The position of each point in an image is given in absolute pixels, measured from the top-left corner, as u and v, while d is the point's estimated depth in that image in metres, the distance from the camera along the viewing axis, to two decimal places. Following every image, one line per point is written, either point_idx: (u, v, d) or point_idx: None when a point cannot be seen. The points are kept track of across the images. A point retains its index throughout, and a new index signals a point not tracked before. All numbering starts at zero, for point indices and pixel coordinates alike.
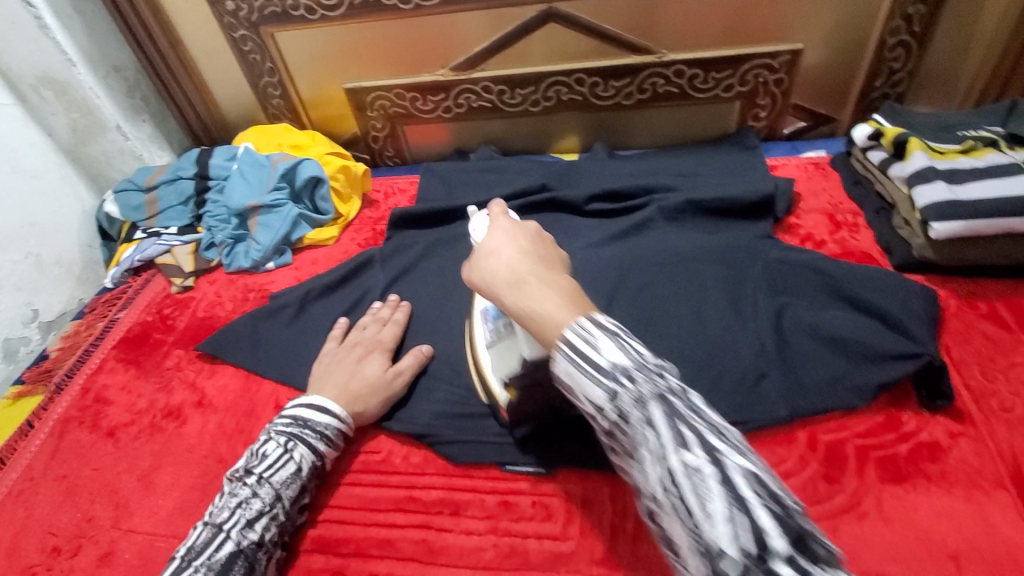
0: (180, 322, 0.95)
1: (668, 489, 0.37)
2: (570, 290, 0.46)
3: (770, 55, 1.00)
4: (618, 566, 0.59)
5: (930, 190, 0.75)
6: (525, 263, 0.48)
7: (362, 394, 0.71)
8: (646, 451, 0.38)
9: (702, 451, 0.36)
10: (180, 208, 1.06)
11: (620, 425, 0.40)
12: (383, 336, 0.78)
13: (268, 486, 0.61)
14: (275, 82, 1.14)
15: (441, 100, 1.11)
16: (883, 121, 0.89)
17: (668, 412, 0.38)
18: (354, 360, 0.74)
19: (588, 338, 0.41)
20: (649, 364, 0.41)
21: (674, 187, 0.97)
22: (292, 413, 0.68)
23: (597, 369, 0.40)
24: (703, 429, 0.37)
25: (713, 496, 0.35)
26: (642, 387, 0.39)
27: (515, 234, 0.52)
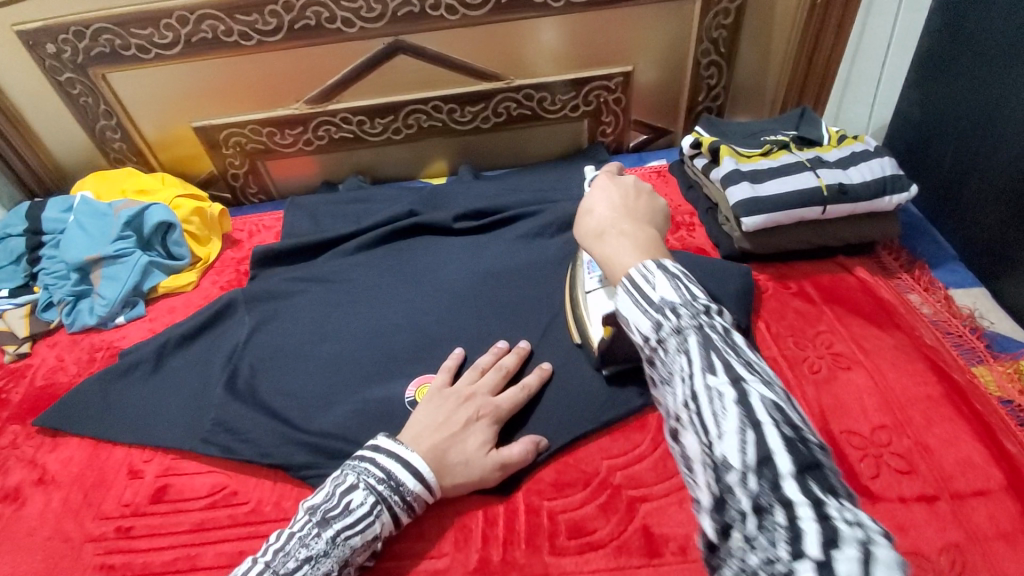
0: (16, 394, 0.85)
1: (689, 408, 0.38)
2: (645, 241, 0.49)
3: (606, 77, 1.10)
4: (491, 573, 0.62)
5: (737, 190, 0.87)
6: (612, 219, 0.53)
7: (453, 469, 0.63)
8: (676, 373, 0.39)
9: (725, 375, 0.37)
10: (12, 268, 0.96)
11: (658, 350, 0.41)
12: (499, 399, 0.68)
13: (341, 548, 0.56)
14: (113, 124, 1.07)
15: (300, 134, 1.10)
16: (702, 131, 1.02)
17: (701, 340, 0.39)
18: (462, 426, 0.64)
19: (648, 276, 0.44)
20: (697, 299, 0.42)
21: (534, 202, 1.03)
22: (385, 466, 0.60)
23: (647, 302, 0.42)
24: (734, 360, 0.38)
25: (729, 414, 0.36)
26: (682, 318, 0.41)
27: (608, 192, 0.56)
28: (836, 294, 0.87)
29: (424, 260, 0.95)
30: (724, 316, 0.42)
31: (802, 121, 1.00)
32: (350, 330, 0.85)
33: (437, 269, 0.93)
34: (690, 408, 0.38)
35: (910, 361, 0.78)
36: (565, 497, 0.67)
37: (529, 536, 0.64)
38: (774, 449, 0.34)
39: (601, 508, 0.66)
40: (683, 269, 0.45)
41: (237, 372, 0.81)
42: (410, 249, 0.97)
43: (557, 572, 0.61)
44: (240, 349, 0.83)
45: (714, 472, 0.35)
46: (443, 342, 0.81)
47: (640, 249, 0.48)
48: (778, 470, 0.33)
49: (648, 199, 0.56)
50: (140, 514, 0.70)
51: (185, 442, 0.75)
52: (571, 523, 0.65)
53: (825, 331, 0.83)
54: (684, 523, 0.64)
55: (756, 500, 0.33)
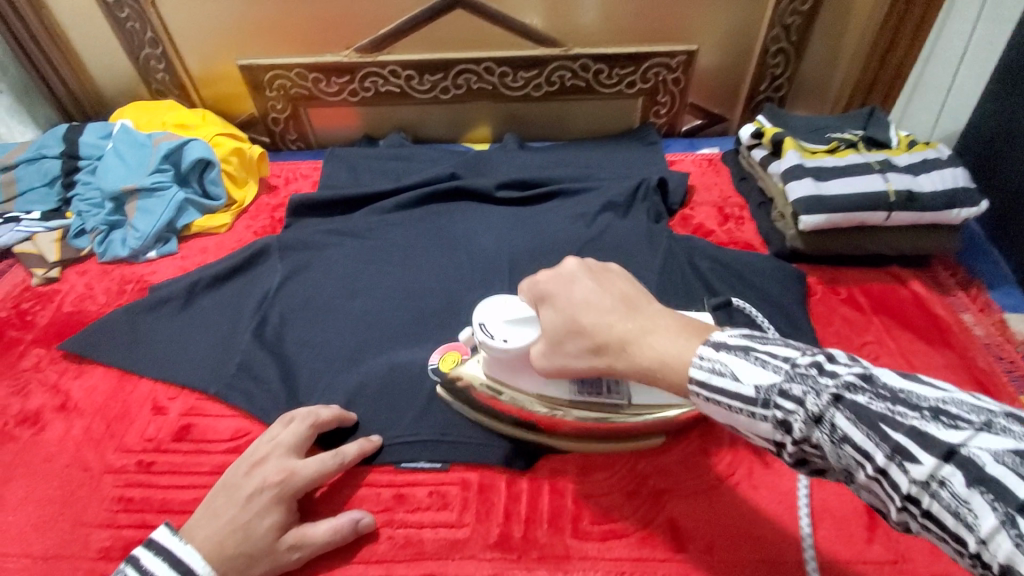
0: (42, 318, 0.85)
1: (910, 510, 0.34)
2: (675, 325, 0.49)
3: (669, 55, 1.04)
4: (512, 549, 0.60)
5: (799, 186, 0.84)
6: (608, 318, 0.50)
7: (240, 559, 0.53)
8: (862, 469, 0.36)
9: (928, 455, 0.33)
10: (43, 190, 0.96)
11: (808, 446, 0.39)
12: (297, 466, 0.59)
13: None
14: (158, 54, 1.04)
15: (346, 83, 1.06)
16: (765, 121, 0.98)
17: (854, 416, 0.36)
18: (248, 504, 0.55)
19: (718, 369, 0.43)
20: (791, 368, 0.41)
21: (579, 179, 1.00)
22: (146, 572, 0.52)
23: (747, 402, 0.41)
24: (916, 422, 0.34)
25: (976, 507, 0.31)
26: (810, 403, 0.38)
27: (574, 290, 0.54)
28: (887, 306, 0.84)
29: (462, 225, 0.92)
30: (843, 362, 0.40)
31: (870, 120, 0.95)
32: (383, 290, 0.83)
33: (475, 237, 0.90)
34: (915, 506, 0.34)
35: (958, 381, 0.75)
36: (591, 481, 0.65)
37: (552, 515, 0.62)
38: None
39: (628, 496, 0.64)
40: (744, 335, 0.45)
41: (267, 320, 0.79)
42: (448, 213, 0.94)
43: (578, 556, 0.60)
44: (271, 297, 0.82)
45: None
46: (477, 312, 0.79)
47: (672, 334, 0.48)
48: None
49: (613, 274, 0.55)
50: (162, 450, 0.70)
51: (211, 383, 0.74)
52: (595, 508, 0.63)
53: (872, 341, 0.80)
54: (715, 520, 0.61)
55: None
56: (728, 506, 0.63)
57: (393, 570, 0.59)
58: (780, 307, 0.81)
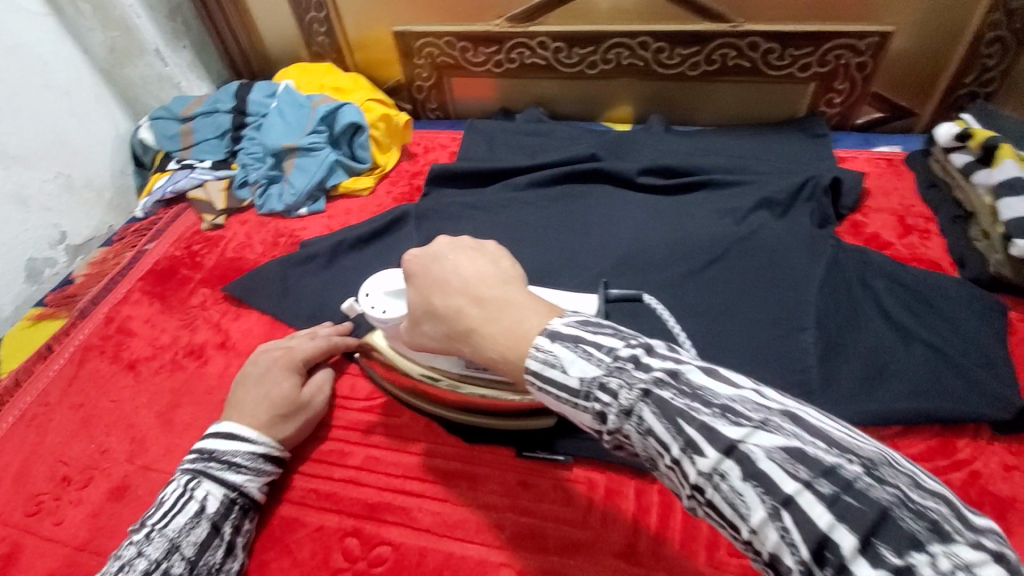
0: (208, 260, 0.93)
1: (696, 498, 0.35)
2: (521, 307, 0.46)
3: (856, 35, 0.91)
4: (640, 564, 0.56)
5: (1019, 204, 0.70)
6: (459, 301, 0.49)
7: (272, 424, 0.63)
8: (662, 458, 0.36)
9: (713, 450, 0.33)
10: (215, 142, 1.05)
11: (620, 436, 0.39)
12: (293, 345, 0.69)
13: (159, 538, 0.53)
14: (321, 18, 1.09)
15: (492, 54, 1.04)
16: (972, 121, 0.83)
17: (658, 410, 0.36)
18: (262, 380, 0.65)
19: (549, 360, 0.41)
20: (611, 361, 0.39)
21: (732, 171, 0.91)
22: (197, 447, 0.60)
23: (569, 394, 0.40)
24: (706, 417, 0.34)
25: (747, 500, 0.32)
26: (622, 396, 0.38)
27: (432, 266, 0.53)
28: None
29: (600, 212, 0.88)
30: (659, 355, 0.39)
31: None
32: None
33: (615, 224, 0.86)
34: (701, 495, 0.34)
35: None
36: None
37: (683, 535, 0.58)
38: (808, 508, 0.30)
39: None
40: (578, 323, 0.42)
41: None
42: (585, 198, 0.90)
43: None
44: None
45: (771, 566, 0.32)
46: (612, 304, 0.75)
47: (519, 321, 0.44)
48: (840, 549, 0.28)
49: (479, 249, 0.53)
50: None
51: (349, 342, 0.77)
52: None
53: None
54: None
55: None
56: None
57: (514, 560, 0.58)
58: (973, 343, 0.69)
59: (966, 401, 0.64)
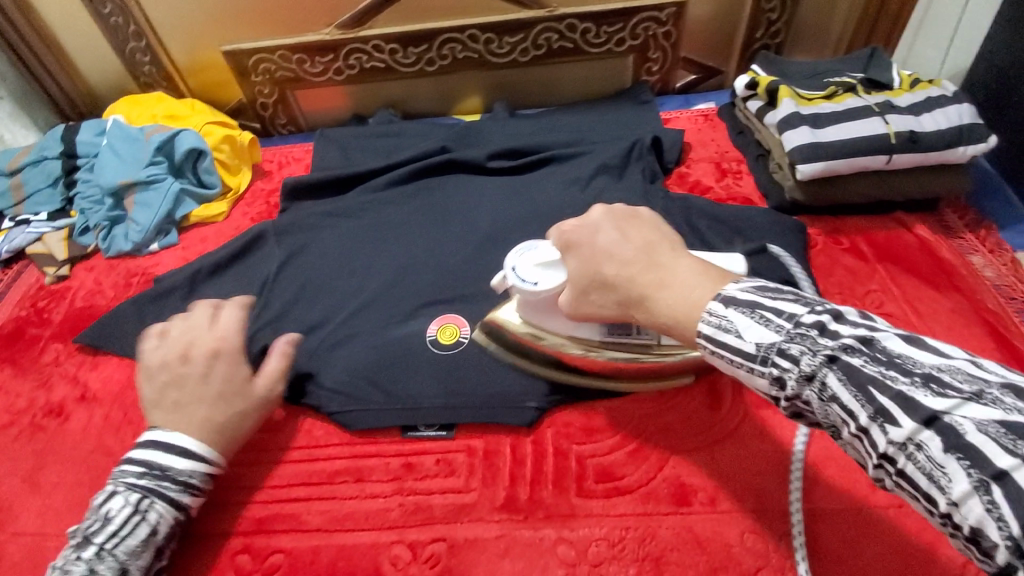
0: (57, 314, 0.87)
1: (888, 467, 0.36)
2: (694, 270, 0.49)
3: (657, 7, 1.01)
4: (519, 510, 0.62)
5: (796, 135, 0.81)
6: (626, 272, 0.52)
7: (233, 426, 0.61)
8: (847, 426, 0.38)
9: (910, 419, 0.34)
10: (48, 191, 0.97)
11: (800, 403, 0.41)
12: (224, 332, 0.66)
13: (109, 561, 0.52)
14: (142, 47, 1.04)
15: (330, 62, 1.05)
16: (759, 70, 0.94)
17: (846, 377, 0.37)
18: (217, 378, 0.62)
19: (723, 324, 0.43)
20: (793, 328, 0.40)
21: (572, 143, 0.98)
22: (144, 459, 0.57)
23: (746, 358, 0.42)
24: (902, 386, 0.35)
25: (951, 472, 0.32)
26: (804, 362, 0.39)
27: (597, 235, 0.56)
28: (891, 253, 0.82)
29: (456, 199, 0.92)
30: (848, 321, 0.40)
31: (871, 62, 0.91)
32: (380, 268, 0.83)
33: (471, 208, 0.90)
34: (892, 464, 0.35)
35: (967, 325, 0.74)
36: (595, 442, 0.66)
37: (555, 477, 0.64)
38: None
39: (631, 456, 0.65)
40: (755, 288, 0.44)
41: (269, 304, 0.80)
42: (440, 189, 0.93)
43: (584, 513, 0.61)
44: (271, 282, 0.83)
45: (972, 542, 0.32)
46: (472, 283, 0.79)
47: (688, 289, 0.47)
48: None
49: (639, 219, 0.56)
50: None
51: None
52: (599, 467, 0.64)
53: (876, 290, 0.78)
54: (716, 474, 0.62)
55: None
56: (729, 458, 0.63)
57: (406, 535, 0.61)
58: (781, 259, 0.80)
59: None
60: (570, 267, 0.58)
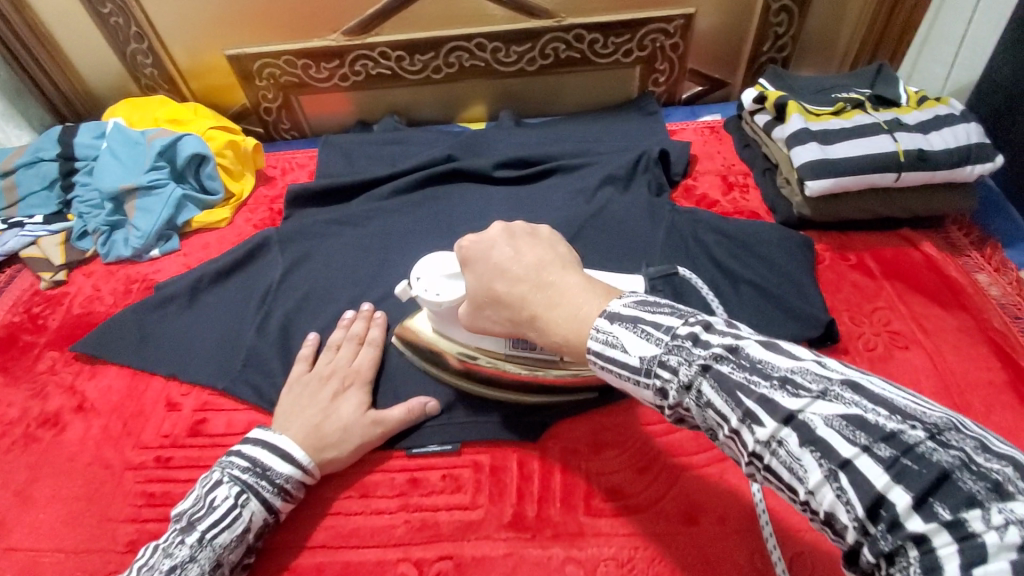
0: (53, 321, 0.86)
1: (755, 464, 0.37)
2: (578, 292, 0.48)
3: (665, 19, 1.01)
4: (526, 528, 0.61)
5: (804, 151, 0.82)
6: (519, 290, 0.51)
7: (333, 440, 0.63)
8: (722, 428, 0.38)
9: (772, 420, 0.35)
10: (44, 194, 0.96)
11: (680, 409, 0.41)
12: (358, 363, 0.68)
13: (208, 550, 0.54)
14: (144, 49, 1.03)
15: (336, 68, 1.05)
16: (768, 85, 0.94)
17: (716, 384, 0.37)
18: (328, 398, 0.65)
19: (609, 339, 0.43)
20: (670, 339, 0.41)
21: (579, 154, 0.98)
22: (250, 456, 0.60)
23: (631, 371, 0.42)
24: (766, 390, 0.36)
25: (806, 464, 0.34)
26: (682, 372, 0.39)
27: (495, 250, 0.55)
28: (898, 270, 0.82)
29: (463, 208, 0.91)
30: (717, 329, 0.40)
31: (878, 79, 0.91)
32: (384, 277, 0.82)
33: (478, 217, 0.89)
34: (760, 460, 0.36)
35: (973, 344, 0.74)
36: (602, 459, 0.65)
37: (563, 495, 0.63)
38: (866, 471, 0.31)
39: (639, 473, 0.64)
40: (637, 302, 0.44)
41: (272, 313, 0.79)
42: (447, 198, 0.93)
43: (592, 532, 0.60)
44: (274, 291, 0.82)
45: (828, 525, 0.34)
46: None
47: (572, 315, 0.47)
48: (895, 508, 0.30)
49: (536, 236, 0.55)
50: (178, 445, 0.71)
51: (220, 379, 0.75)
52: (607, 485, 0.63)
53: (882, 307, 0.78)
54: (725, 494, 0.62)
55: (877, 547, 0.31)
56: (738, 477, 0.63)
57: (411, 553, 0.60)
58: (788, 274, 0.79)
59: (785, 326, 0.75)
60: (470, 281, 0.57)
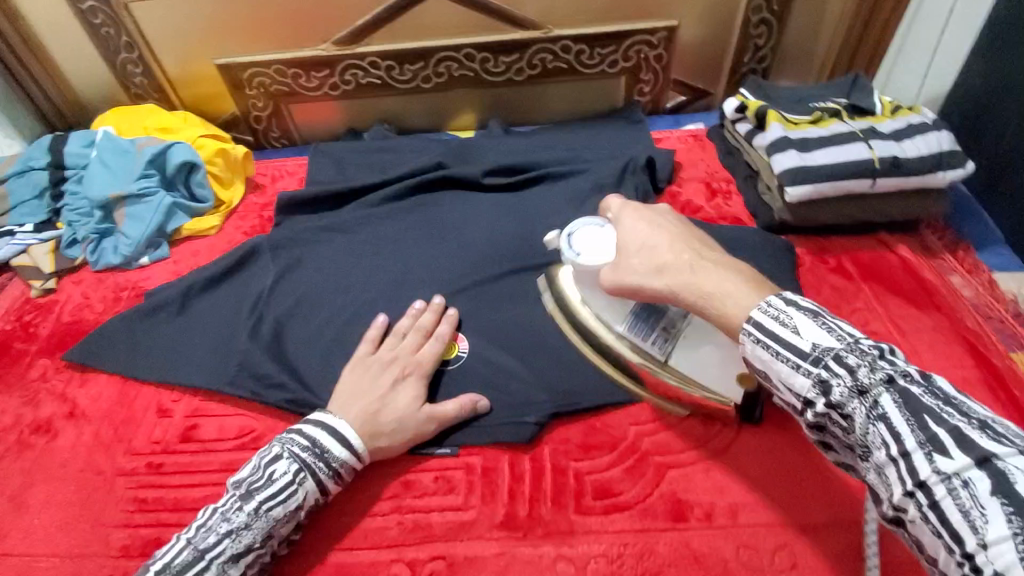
0: (43, 328, 0.86)
1: (916, 493, 0.40)
2: (741, 273, 0.54)
3: (649, 31, 1.04)
4: (518, 527, 0.62)
5: (783, 158, 0.84)
6: (685, 253, 0.56)
7: (386, 429, 0.64)
8: (885, 449, 0.41)
9: (961, 455, 0.38)
10: (35, 203, 0.95)
11: (835, 413, 0.45)
12: (418, 354, 0.69)
13: (263, 520, 0.56)
14: (135, 58, 1.04)
15: (325, 77, 1.06)
16: (748, 94, 0.97)
17: (901, 401, 0.42)
18: (387, 386, 0.65)
19: (785, 322, 0.47)
20: (855, 344, 0.45)
21: (567, 160, 1.00)
22: (311, 435, 0.61)
23: (798, 355, 0.46)
24: (958, 426, 0.39)
25: (987, 511, 0.36)
26: (862, 374, 0.43)
27: (661, 223, 0.61)
28: (875, 272, 0.85)
29: (454, 214, 0.92)
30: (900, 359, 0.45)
31: (854, 89, 0.95)
32: (375, 283, 0.83)
33: (469, 223, 0.91)
34: (927, 494, 0.39)
35: (948, 343, 0.76)
36: (592, 459, 0.67)
37: (554, 494, 0.64)
38: None
39: (628, 472, 0.65)
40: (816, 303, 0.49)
41: (263, 318, 0.80)
42: (437, 204, 0.94)
43: (583, 530, 0.62)
44: (265, 297, 0.82)
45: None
46: (469, 299, 0.79)
47: (725, 296, 0.52)
48: None
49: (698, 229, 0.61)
50: (170, 451, 0.71)
51: (212, 384, 0.75)
52: (597, 484, 0.65)
53: (861, 308, 0.81)
54: (711, 491, 0.63)
55: None
56: (725, 473, 0.64)
57: (405, 554, 0.61)
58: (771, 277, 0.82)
59: None
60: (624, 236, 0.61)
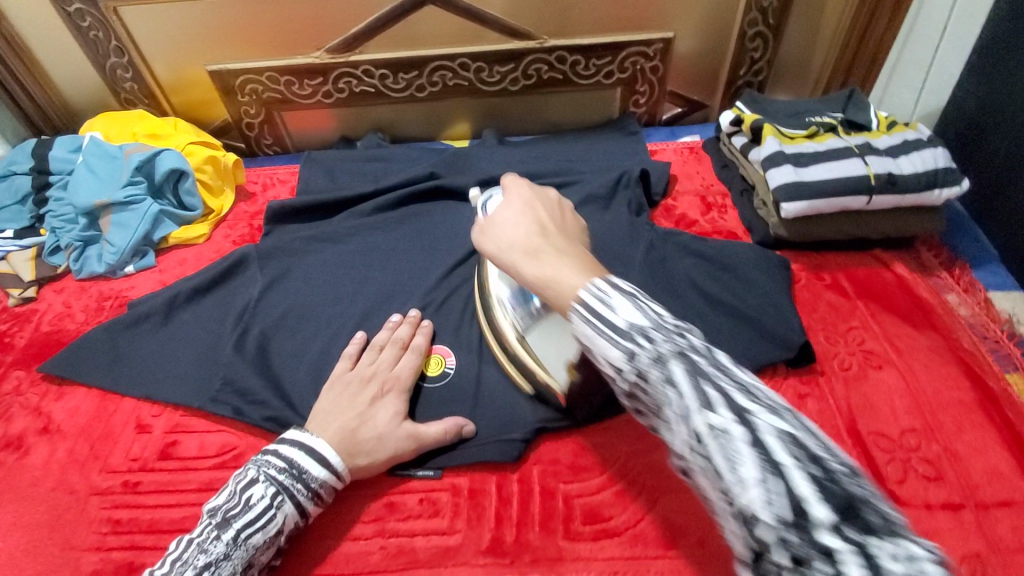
0: (21, 339, 0.84)
1: (694, 450, 0.35)
2: (587, 260, 0.47)
3: (645, 42, 1.03)
4: (504, 553, 0.61)
5: (779, 173, 0.83)
6: (534, 237, 0.50)
7: (367, 447, 0.62)
8: (671, 408, 0.37)
9: (727, 411, 0.34)
10: (16, 208, 0.94)
11: (641, 384, 0.39)
12: (399, 371, 0.68)
13: (242, 549, 0.54)
14: (125, 63, 1.03)
15: (319, 85, 1.05)
16: (744, 107, 0.96)
17: (688, 368, 0.37)
18: (366, 403, 0.64)
19: (603, 298, 0.41)
20: (665, 321, 0.40)
21: (561, 172, 0.98)
22: (287, 457, 0.60)
23: (615, 331, 0.40)
24: (728, 388, 0.35)
25: (744, 460, 0.33)
26: (660, 344, 0.38)
27: (530, 205, 0.55)
28: (871, 290, 0.84)
29: (445, 226, 0.91)
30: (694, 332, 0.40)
31: (849, 102, 0.93)
32: (363, 295, 0.82)
33: (460, 235, 0.89)
34: (698, 450, 0.35)
35: (944, 364, 0.75)
36: (582, 481, 0.65)
37: (541, 517, 0.63)
38: (796, 483, 0.32)
39: (618, 495, 0.64)
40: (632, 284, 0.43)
41: (248, 331, 0.78)
42: (429, 216, 0.93)
43: (571, 556, 0.60)
44: (251, 309, 0.80)
45: (744, 526, 0.33)
46: (458, 313, 0.78)
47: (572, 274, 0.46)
48: (814, 520, 0.31)
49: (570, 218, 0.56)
50: (149, 469, 0.69)
51: (193, 400, 0.73)
52: (586, 508, 0.63)
53: (857, 327, 0.80)
54: (703, 516, 0.62)
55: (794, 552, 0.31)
56: None
57: None
58: (766, 294, 0.80)
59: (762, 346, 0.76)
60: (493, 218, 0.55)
